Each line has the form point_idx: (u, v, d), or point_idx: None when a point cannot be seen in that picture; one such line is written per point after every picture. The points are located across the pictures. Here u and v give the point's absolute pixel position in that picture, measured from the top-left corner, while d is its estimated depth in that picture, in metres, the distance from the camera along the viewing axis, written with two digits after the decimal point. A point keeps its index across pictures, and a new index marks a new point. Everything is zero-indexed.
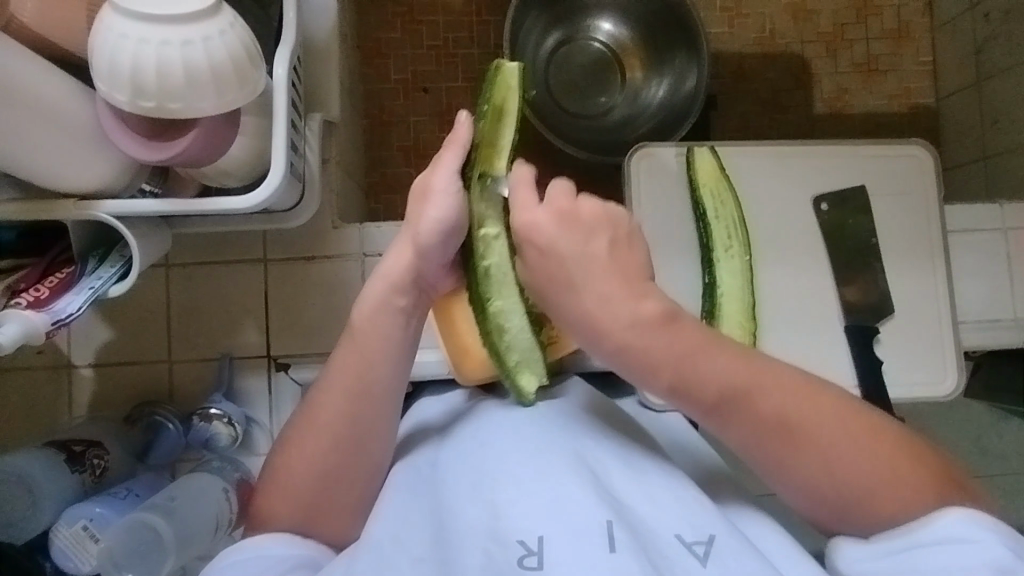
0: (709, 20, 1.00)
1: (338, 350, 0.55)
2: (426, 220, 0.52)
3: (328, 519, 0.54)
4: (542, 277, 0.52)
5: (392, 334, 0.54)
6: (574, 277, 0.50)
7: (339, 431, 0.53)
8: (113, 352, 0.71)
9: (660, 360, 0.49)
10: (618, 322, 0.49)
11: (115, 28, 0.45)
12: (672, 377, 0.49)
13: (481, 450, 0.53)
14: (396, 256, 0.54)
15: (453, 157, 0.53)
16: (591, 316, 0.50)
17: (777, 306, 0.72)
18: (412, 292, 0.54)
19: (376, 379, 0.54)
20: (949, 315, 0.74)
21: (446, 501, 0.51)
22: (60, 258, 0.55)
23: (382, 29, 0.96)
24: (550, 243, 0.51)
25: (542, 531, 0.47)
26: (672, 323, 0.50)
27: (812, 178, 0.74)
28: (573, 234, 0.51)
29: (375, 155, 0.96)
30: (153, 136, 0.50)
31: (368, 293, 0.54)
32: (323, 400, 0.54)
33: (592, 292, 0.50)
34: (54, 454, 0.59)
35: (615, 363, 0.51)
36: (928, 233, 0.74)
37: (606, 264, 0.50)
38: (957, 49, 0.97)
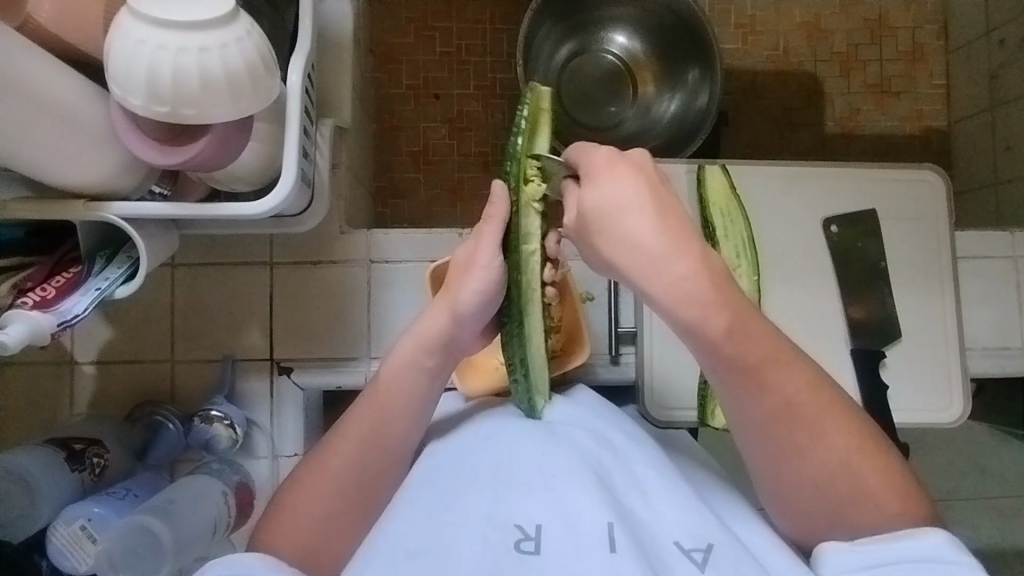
0: (723, 35, 1.00)
1: (359, 405, 0.56)
2: (466, 289, 0.55)
3: (330, 541, 0.52)
4: (604, 211, 0.48)
5: (415, 390, 0.55)
6: (637, 199, 0.47)
7: (355, 484, 0.53)
8: (116, 350, 0.71)
9: (717, 301, 0.46)
10: (682, 262, 0.46)
11: (133, 33, 0.45)
12: (729, 322, 0.46)
13: (481, 440, 0.54)
14: (431, 315, 0.56)
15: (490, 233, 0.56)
16: (654, 240, 0.46)
17: (784, 326, 0.72)
18: (441, 353, 0.56)
19: (396, 440, 0.54)
20: (957, 341, 0.73)
21: (443, 485, 0.51)
22: (69, 256, 0.55)
23: (396, 34, 0.96)
24: (627, 176, 0.48)
25: (541, 519, 0.48)
26: (726, 278, 0.47)
27: (822, 199, 0.74)
28: (649, 179, 0.49)
29: (384, 160, 0.96)
30: (165, 140, 0.51)
31: (398, 350, 0.56)
32: (342, 444, 0.54)
33: (650, 216, 0.47)
34: (54, 452, 0.59)
35: (668, 295, 0.46)
36: (937, 259, 0.74)
37: (669, 201, 0.48)
38: (972, 73, 0.97)
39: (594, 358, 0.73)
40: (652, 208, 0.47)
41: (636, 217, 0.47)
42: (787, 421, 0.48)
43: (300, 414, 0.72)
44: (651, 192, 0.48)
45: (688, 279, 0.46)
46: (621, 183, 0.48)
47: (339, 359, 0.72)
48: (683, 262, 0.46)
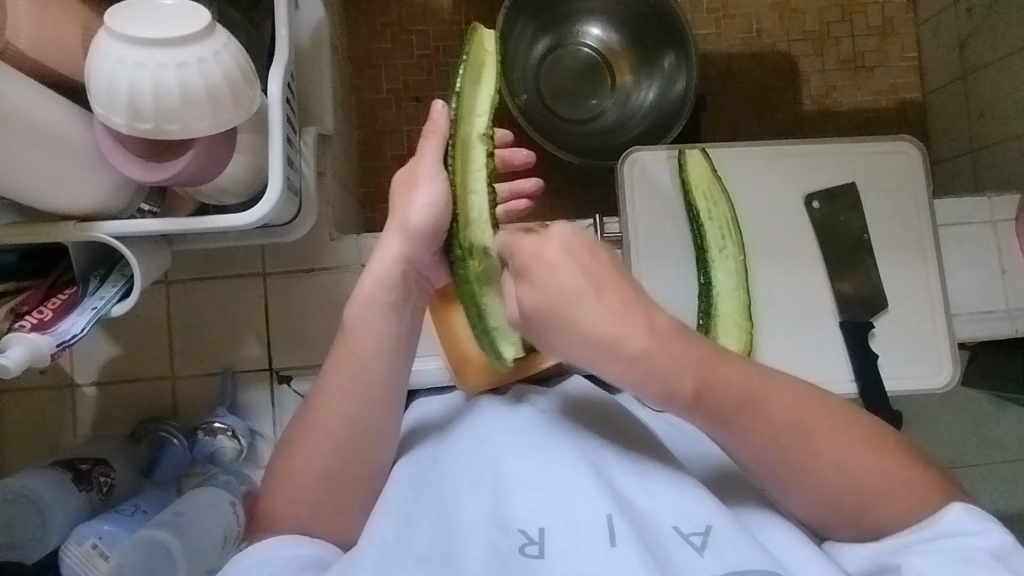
0: (696, 22, 1.01)
1: (336, 351, 0.56)
2: (415, 207, 0.55)
3: (335, 520, 0.54)
4: (548, 304, 0.47)
5: (383, 330, 0.55)
6: (579, 290, 0.47)
7: (340, 433, 0.54)
8: (115, 370, 0.71)
9: (676, 369, 0.47)
10: (631, 328, 0.47)
11: (111, 53, 0.46)
12: (695, 385, 0.47)
13: (482, 445, 0.55)
14: (385, 248, 0.56)
15: (434, 147, 0.56)
16: (601, 328, 0.47)
17: (774, 303, 0.73)
18: (401, 287, 0.56)
19: (372, 376, 0.55)
20: (943, 308, 0.75)
21: (451, 498, 0.52)
22: (62, 279, 0.56)
23: (373, 40, 0.97)
24: (557, 261, 0.48)
25: (544, 522, 0.48)
26: (679, 339, 0.48)
27: (803, 176, 0.75)
28: (581, 260, 0.48)
29: (370, 165, 0.97)
30: (151, 158, 0.51)
31: (361, 290, 0.56)
32: (324, 403, 0.54)
33: (598, 302, 0.47)
34: (61, 473, 0.60)
35: (628, 374, 0.47)
36: (918, 228, 0.75)
37: (608, 284, 0.48)
38: (942, 43, 0.98)
39: None
40: (594, 295, 0.47)
41: (580, 306, 0.47)
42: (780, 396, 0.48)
43: None
44: (585, 264, 0.48)
45: (641, 344, 0.46)
46: (554, 268, 0.47)
47: None
48: (636, 328, 0.47)
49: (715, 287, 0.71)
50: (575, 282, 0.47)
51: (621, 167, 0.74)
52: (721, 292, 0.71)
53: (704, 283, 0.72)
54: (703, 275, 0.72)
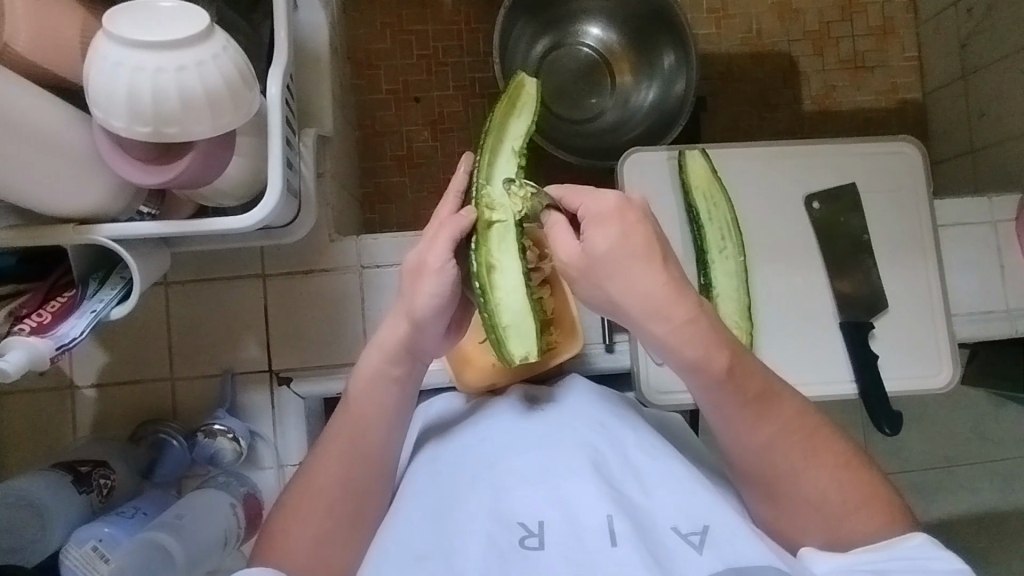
0: (696, 21, 1.01)
1: (336, 418, 0.57)
2: (422, 295, 0.54)
3: (332, 552, 0.54)
4: (622, 256, 0.49)
5: (386, 403, 0.56)
6: (647, 251, 0.49)
7: (338, 495, 0.55)
8: (115, 372, 0.71)
9: (713, 346, 0.50)
10: (684, 299, 0.49)
11: (110, 56, 0.46)
12: (728, 362, 0.50)
13: (478, 445, 0.55)
14: (391, 325, 0.56)
15: (448, 238, 0.54)
16: (659, 291, 0.49)
17: (774, 304, 0.73)
18: (406, 362, 0.57)
19: (373, 445, 0.56)
20: (942, 308, 0.75)
21: (451, 493, 0.52)
22: (61, 281, 0.56)
23: (372, 40, 0.97)
24: (630, 225, 0.50)
25: (543, 515, 0.49)
26: (718, 320, 0.51)
27: (802, 177, 0.75)
28: (652, 228, 0.51)
29: (369, 166, 0.96)
30: (149, 160, 0.51)
31: (364, 364, 0.57)
32: (323, 465, 0.56)
33: (659, 269, 0.49)
34: (61, 475, 0.59)
35: (670, 339, 0.50)
36: (918, 229, 0.75)
37: (673, 255, 0.51)
38: (942, 44, 0.98)
39: (589, 348, 0.74)
40: (662, 257, 0.50)
41: (642, 264, 0.49)
42: (765, 395, 0.51)
43: (302, 425, 0.73)
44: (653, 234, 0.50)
45: (688, 315, 0.49)
46: (625, 234, 0.49)
47: (338, 366, 0.72)
48: (685, 300, 0.49)
49: (715, 288, 0.71)
50: (643, 245, 0.49)
51: (620, 168, 0.74)
52: (721, 292, 0.71)
53: (704, 284, 0.71)
54: (703, 276, 0.71)
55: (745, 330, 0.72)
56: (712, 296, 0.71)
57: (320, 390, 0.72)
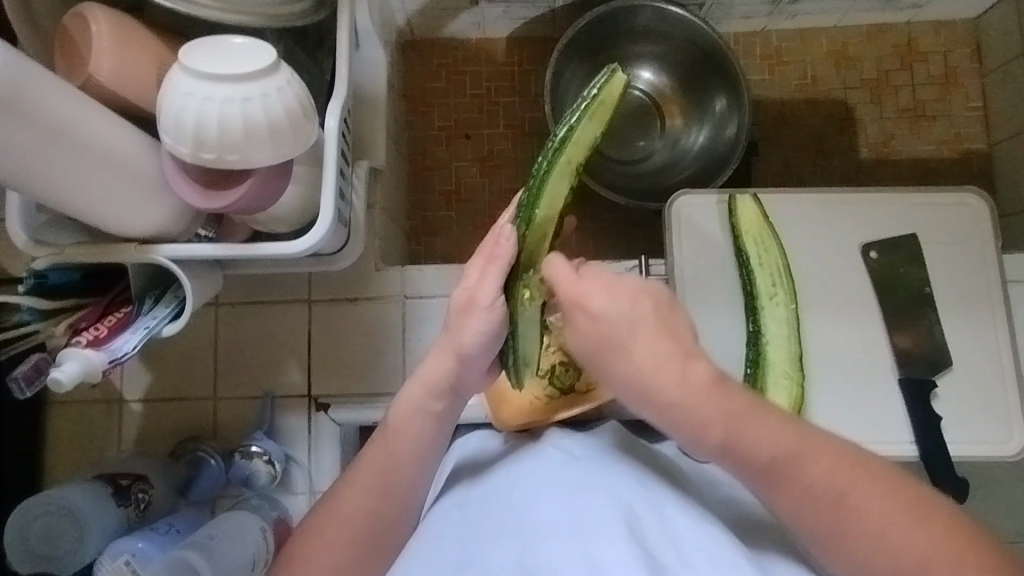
0: (749, 67, 1.00)
1: (370, 447, 0.57)
2: (469, 331, 0.55)
3: None
4: (593, 344, 0.54)
5: (424, 437, 0.57)
6: (611, 340, 0.53)
7: (363, 527, 0.54)
8: (162, 389, 0.73)
9: (710, 421, 0.50)
10: (662, 376, 0.51)
11: (183, 86, 0.48)
12: (721, 436, 0.49)
13: (508, 491, 0.54)
14: (436, 360, 0.57)
15: (495, 275, 0.55)
16: (637, 374, 0.52)
17: (827, 356, 0.70)
18: (448, 397, 0.58)
19: (404, 479, 0.56)
20: (1012, 368, 0.70)
21: (474, 541, 0.51)
22: (120, 297, 0.58)
23: (428, 79, 1.00)
24: (596, 311, 0.53)
25: (569, 571, 0.46)
26: (716, 388, 0.50)
27: (859, 225, 0.73)
28: (621, 304, 0.53)
29: (418, 199, 0.98)
30: (210, 186, 0.53)
31: (405, 396, 0.58)
32: (352, 492, 0.55)
33: (630, 352, 0.52)
34: (102, 487, 0.61)
35: (663, 420, 0.52)
36: (985, 284, 0.71)
37: (652, 326, 0.53)
38: (1010, 94, 0.95)
39: None
40: (632, 336, 0.52)
41: (618, 347, 0.53)
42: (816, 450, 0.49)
43: (336, 452, 0.73)
44: (620, 308, 0.53)
45: (672, 394, 0.51)
46: (596, 319, 0.53)
47: (375, 395, 0.72)
48: (664, 377, 0.51)
49: (764, 335, 0.69)
50: (612, 328, 0.53)
51: (668, 211, 0.73)
52: (771, 341, 0.69)
53: (753, 331, 0.69)
54: (752, 323, 0.69)
55: (796, 382, 0.68)
56: (762, 344, 0.68)
57: (356, 416, 0.72)
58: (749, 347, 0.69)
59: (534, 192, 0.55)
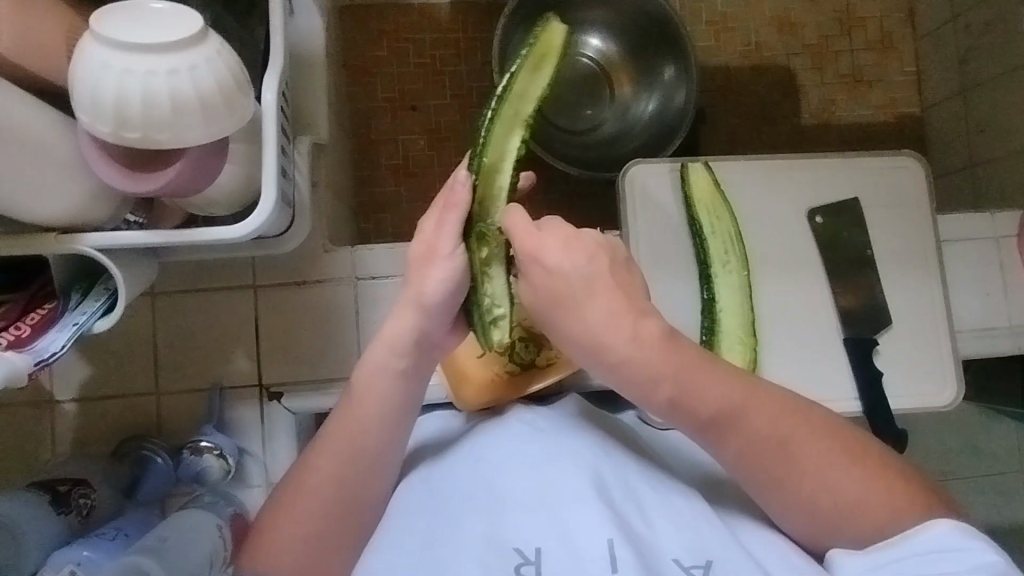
0: (696, 33, 1.00)
1: (335, 412, 0.55)
2: (431, 284, 0.54)
3: (319, 558, 0.52)
4: (543, 298, 0.52)
5: (390, 399, 0.55)
6: (580, 289, 0.51)
7: (333, 497, 0.53)
8: (98, 386, 0.68)
9: (662, 370, 0.50)
10: (617, 332, 0.50)
11: (98, 57, 0.43)
12: (671, 391, 0.50)
13: (476, 468, 0.53)
14: (398, 319, 0.55)
15: (454, 223, 0.54)
16: (595, 325, 0.51)
17: (779, 319, 0.72)
18: (414, 354, 0.55)
19: (371, 442, 0.54)
20: (946, 324, 0.74)
21: (441, 517, 0.51)
22: (43, 292, 0.53)
23: (368, 48, 0.95)
24: (553, 266, 0.52)
25: (540, 543, 0.48)
26: (669, 342, 0.51)
27: (806, 191, 0.74)
28: (580, 254, 0.52)
29: (364, 175, 0.95)
30: (136, 166, 0.49)
31: (368, 358, 0.55)
32: (320, 460, 0.53)
33: (598, 301, 0.51)
34: (37, 495, 0.57)
35: (609, 377, 0.52)
36: (921, 245, 0.75)
37: (609, 282, 0.52)
38: (940, 59, 0.98)
39: None
40: (586, 300, 0.51)
41: (576, 300, 0.51)
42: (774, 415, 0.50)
43: (292, 442, 0.70)
44: (583, 265, 0.52)
45: (624, 351, 0.50)
46: (553, 274, 0.52)
47: (330, 381, 0.70)
48: (618, 332, 0.50)
49: (717, 302, 0.70)
50: (574, 284, 0.51)
51: (622, 181, 0.73)
52: (724, 307, 0.70)
53: (708, 299, 0.70)
54: (706, 290, 0.70)
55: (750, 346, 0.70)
56: (716, 311, 0.70)
57: (312, 404, 0.69)
58: (704, 314, 0.70)
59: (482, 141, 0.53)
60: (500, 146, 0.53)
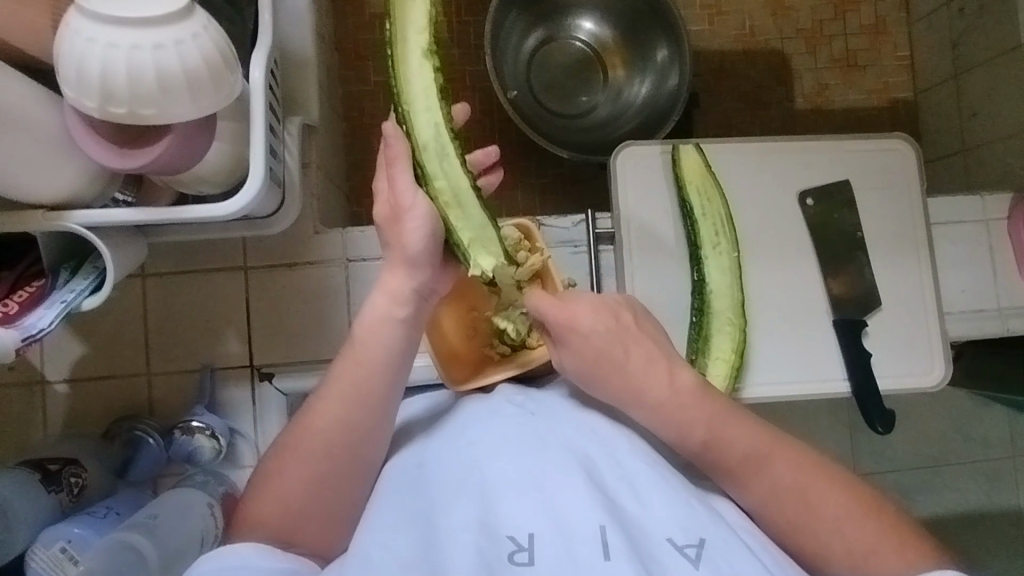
0: (689, 18, 1.00)
1: (339, 361, 0.56)
2: (410, 232, 0.54)
3: (321, 503, 0.53)
4: (589, 361, 0.55)
5: (392, 347, 0.55)
6: (604, 354, 0.55)
7: (336, 441, 0.53)
8: (89, 367, 0.68)
9: (693, 418, 0.54)
10: (653, 381, 0.55)
11: (82, 31, 0.43)
12: (705, 432, 0.54)
13: (470, 448, 0.53)
14: (394, 271, 0.55)
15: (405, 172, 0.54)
16: (633, 381, 0.55)
17: (769, 300, 0.73)
18: (412, 303, 0.55)
19: (374, 387, 0.54)
20: (935, 306, 0.74)
21: (434, 499, 0.50)
22: (30, 271, 0.53)
23: (360, 31, 0.95)
24: (589, 329, 0.56)
25: (532, 527, 0.48)
26: (701, 391, 0.55)
27: (797, 173, 0.74)
28: (607, 318, 0.57)
29: (356, 159, 0.94)
30: (124, 143, 0.49)
31: (370, 306, 0.55)
32: (324, 405, 0.54)
33: (630, 356, 0.55)
34: (29, 473, 0.57)
35: (654, 422, 0.55)
36: (911, 228, 0.75)
37: (638, 339, 0.57)
38: (933, 43, 0.98)
39: None
40: (611, 346, 0.55)
41: (615, 363, 0.55)
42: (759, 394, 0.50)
43: (284, 422, 0.70)
44: (613, 327, 0.56)
45: (662, 396, 0.54)
46: (589, 338, 0.56)
47: (322, 361, 0.70)
48: (654, 385, 0.55)
49: (708, 283, 0.70)
50: (611, 346, 0.55)
51: (613, 161, 0.73)
52: (714, 289, 0.70)
53: (697, 280, 0.71)
54: (696, 272, 0.71)
55: (739, 326, 0.70)
56: (706, 292, 0.70)
57: (303, 385, 0.70)
58: (694, 295, 0.71)
59: (394, 94, 0.52)
60: (407, 88, 0.52)
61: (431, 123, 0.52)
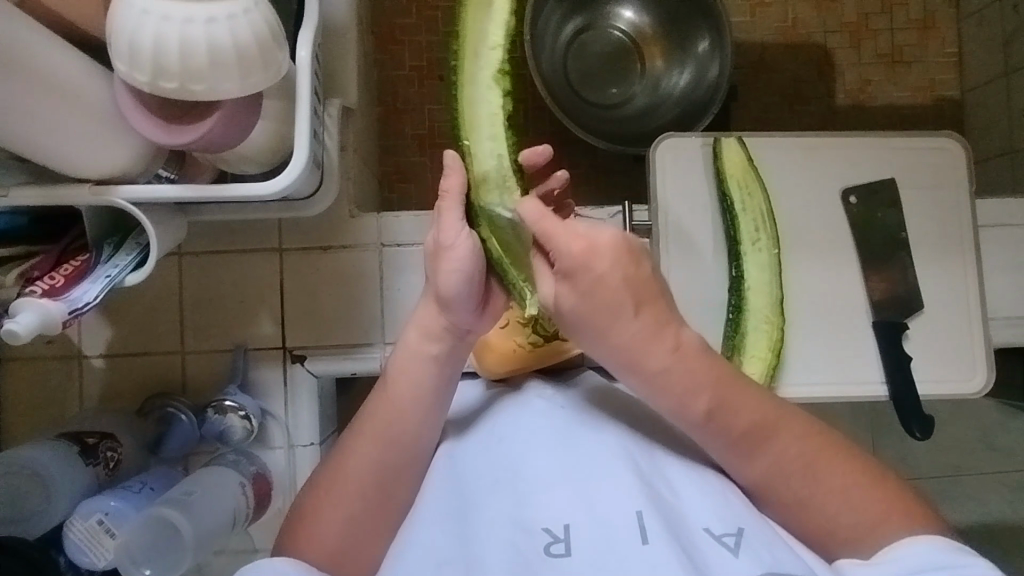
0: (731, 8, 0.98)
1: (373, 396, 0.55)
2: (444, 276, 0.52)
3: (361, 543, 0.52)
4: (592, 309, 0.47)
5: (427, 381, 0.54)
6: (615, 301, 0.47)
7: (372, 479, 0.53)
8: (123, 343, 0.69)
9: (695, 387, 0.49)
10: (660, 344, 0.48)
11: (137, 4, 0.43)
12: (710, 403, 0.49)
13: (505, 446, 0.54)
14: (428, 311, 0.54)
15: (455, 210, 0.52)
16: (636, 340, 0.48)
17: (809, 300, 0.71)
18: (447, 339, 0.54)
19: (408, 422, 0.54)
20: (979, 310, 0.72)
21: (470, 496, 0.52)
22: (74, 245, 0.53)
23: (397, 15, 0.94)
24: (606, 272, 0.47)
25: (569, 519, 0.47)
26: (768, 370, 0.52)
27: (841, 170, 0.73)
28: (625, 267, 0.47)
29: (389, 144, 0.94)
30: (171, 119, 0.49)
31: (403, 343, 0.55)
32: (358, 442, 0.53)
33: (636, 316, 0.48)
34: (67, 446, 0.57)
35: (649, 385, 0.50)
36: (958, 230, 0.73)
37: (652, 298, 0.48)
38: (984, 40, 0.95)
39: None
40: (597, 318, 0.48)
41: (619, 316, 0.47)
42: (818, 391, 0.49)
43: (315, 405, 0.71)
44: (631, 276, 0.47)
45: (664, 361, 0.49)
46: (601, 282, 0.47)
47: (354, 346, 0.70)
48: (659, 344, 0.48)
49: (746, 280, 0.69)
50: (620, 296, 0.47)
51: (653, 153, 0.72)
52: (751, 286, 0.69)
53: (735, 276, 0.69)
54: (734, 267, 0.69)
55: (776, 325, 0.69)
56: (743, 289, 0.69)
57: (334, 368, 0.70)
58: (730, 292, 0.69)
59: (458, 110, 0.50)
60: (473, 116, 0.50)
61: (495, 154, 0.50)
